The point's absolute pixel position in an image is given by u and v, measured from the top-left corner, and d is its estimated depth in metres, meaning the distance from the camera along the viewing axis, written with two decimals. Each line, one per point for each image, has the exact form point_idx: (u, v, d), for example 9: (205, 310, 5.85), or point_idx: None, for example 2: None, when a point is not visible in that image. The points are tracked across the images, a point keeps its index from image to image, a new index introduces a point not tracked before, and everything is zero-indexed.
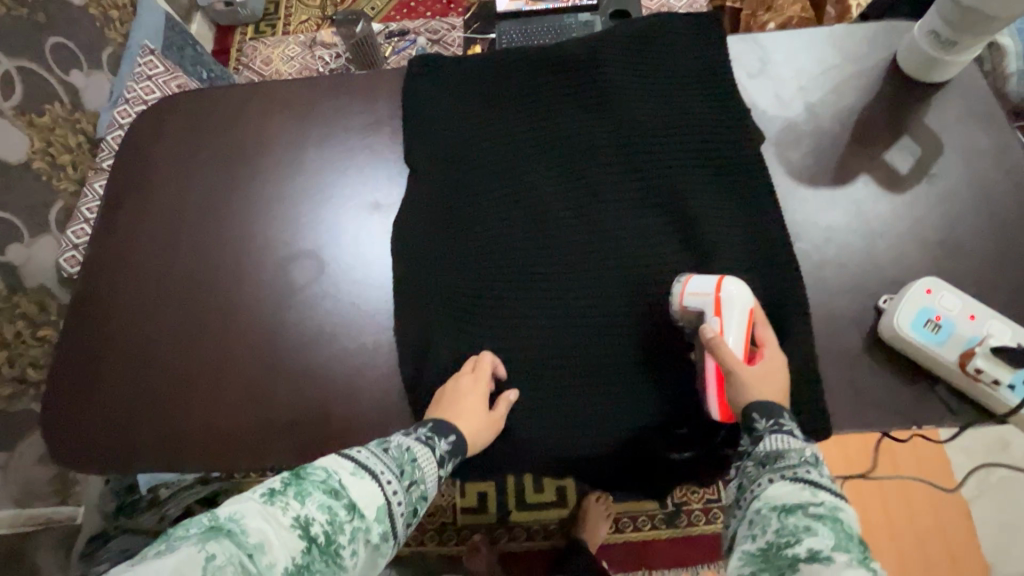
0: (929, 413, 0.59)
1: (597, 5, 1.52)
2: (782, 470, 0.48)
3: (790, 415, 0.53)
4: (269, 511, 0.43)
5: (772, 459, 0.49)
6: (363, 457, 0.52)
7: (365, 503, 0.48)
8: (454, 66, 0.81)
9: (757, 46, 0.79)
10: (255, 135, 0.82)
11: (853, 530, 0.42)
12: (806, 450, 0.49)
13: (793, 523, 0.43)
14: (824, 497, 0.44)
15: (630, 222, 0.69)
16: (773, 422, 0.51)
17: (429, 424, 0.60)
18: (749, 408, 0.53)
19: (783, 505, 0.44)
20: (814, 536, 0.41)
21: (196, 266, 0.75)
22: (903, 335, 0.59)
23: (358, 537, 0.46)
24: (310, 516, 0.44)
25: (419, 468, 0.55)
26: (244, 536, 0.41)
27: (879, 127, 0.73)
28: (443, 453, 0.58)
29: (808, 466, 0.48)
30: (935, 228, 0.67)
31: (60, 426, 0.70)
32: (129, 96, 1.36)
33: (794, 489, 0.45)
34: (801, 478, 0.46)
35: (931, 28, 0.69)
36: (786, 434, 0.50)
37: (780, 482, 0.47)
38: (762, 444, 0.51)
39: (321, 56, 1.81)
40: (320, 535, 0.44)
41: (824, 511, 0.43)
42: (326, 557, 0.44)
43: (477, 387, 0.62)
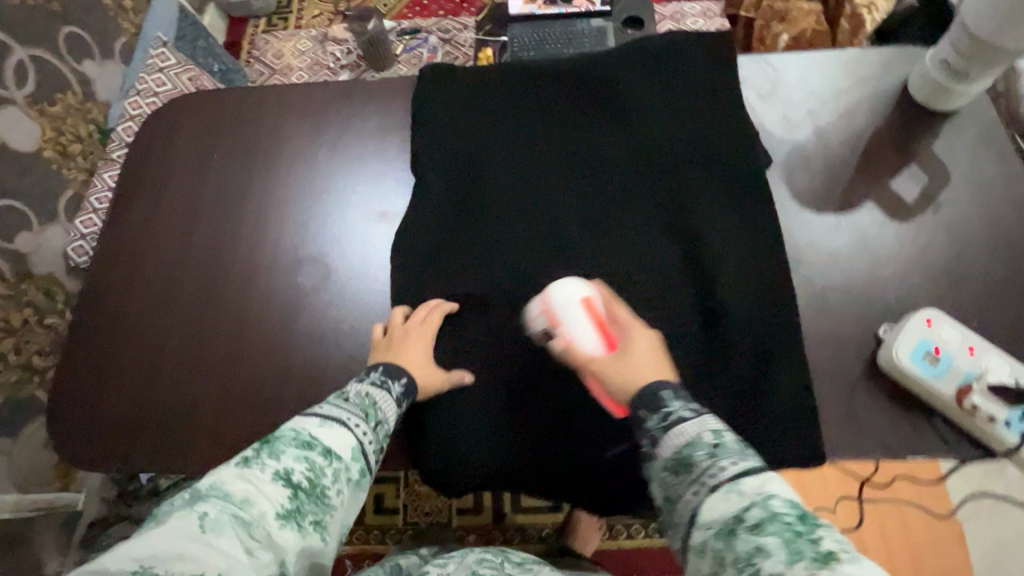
0: (925, 444, 0.59)
1: (610, 11, 1.51)
2: (700, 479, 0.46)
3: (669, 392, 0.54)
4: (249, 473, 0.47)
5: (686, 467, 0.48)
6: (328, 411, 0.56)
7: (340, 447, 0.53)
8: (466, 75, 0.81)
9: (768, 67, 0.80)
10: (266, 138, 0.82)
11: (790, 513, 0.41)
12: (706, 435, 0.49)
13: (743, 551, 0.40)
14: (748, 491, 0.43)
15: (634, 239, 0.70)
16: (661, 417, 0.52)
17: (379, 368, 0.63)
18: (634, 405, 0.54)
19: (723, 529, 0.42)
20: (768, 558, 0.38)
21: (204, 268, 0.76)
22: (901, 367, 0.59)
23: (340, 477, 0.52)
24: (289, 467, 0.48)
25: (381, 411, 0.59)
26: (230, 494, 0.45)
27: (886, 153, 0.73)
28: (398, 395, 0.62)
29: (716, 460, 0.47)
30: (939, 257, 0.67)
31: (67, 421, 0.71)
32: (140, 87, 1.36)
33: (723, 500, 0.44)
34: (719, 481, 0.45)
35: (942, 58, 0.69)
36: (679, 425, 0.50)
37: (706, 496, 0.45)
38: (664, 445, 0.50)
39: (332, 51, 1.81)
40: (304, 480, 0.49)
41: (760, 513, 0.41)
42: (314, 498, 0.49)
43: (425, 335, 0.66)
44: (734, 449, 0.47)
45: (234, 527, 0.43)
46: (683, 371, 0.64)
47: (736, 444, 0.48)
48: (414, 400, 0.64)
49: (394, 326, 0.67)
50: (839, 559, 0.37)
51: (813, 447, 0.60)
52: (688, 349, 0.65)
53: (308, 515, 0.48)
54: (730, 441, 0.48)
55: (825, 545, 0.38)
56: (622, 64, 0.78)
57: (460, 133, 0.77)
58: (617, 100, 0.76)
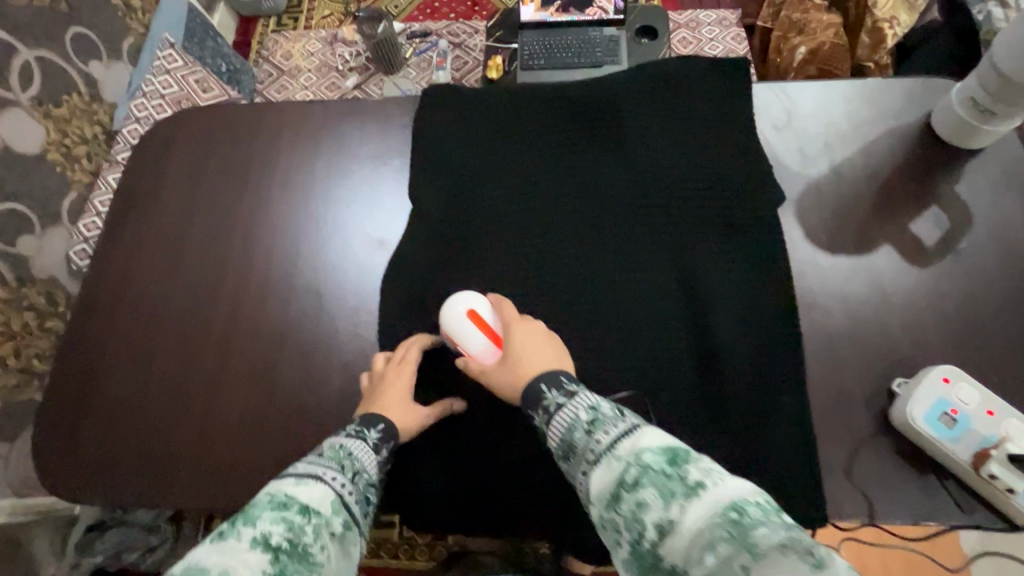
0: (938, 508, 0.57)
1: (624, 20, 1.47)
2: (584, 457, 0.47)
3: (546, 382, 0.55)
4: (222, 546, 0.42)
5: (572, 450, 0.49)
6: (301, 470, 0.52)
7: (319, 502, 0.49)
8: (471, 98, 0.79)
9: (784, 96, 0.76)
10: (264, 158, 0.81)
11: (657, 455, 0.43)
12: (583, 414, 0.50)
13: (628, 511, 0.41)
14: (623, 453, 0.44)
15: (637, 278, 0.68)
16: (544, 412, 0.53)
17: (359, 419, 0.61)
18: (523, 406, 0.56)
19: (608, 497, 0.43)
20: (649, 510, 0.40)
21: (194, 292, 0.75)
22: (914, 425, 0.56)
23: (322, 534, 0.47)
24: (266, 532, 0.44)
25: (358, 461, 0.56)
26: (204, 572, 0.40)
27: (905, 193, 0.69)
28: (376, 442, 0.59)
29: (592, 434, 0.47)
30: (960, 306, 0.64)
31: (54, 449, 0.71)
32: (146, 88, 1.34)
33: (604, 469, 0.45)
34: (598, 453, 0.46)
35: (969, 93, 0.66)
36: (560, 410, 0.51)
37: (591, 471, 0.46)
38: (552, 434, 0.51)
39: (341, 53, 1.75)
40: (283, 542, 0.44)
41: (632, 469, 0.42)
42: (296, 558, 0.44)
43: (404, 373, 0.64)
44: (607, 417, 0.48)
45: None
46: (681, 419, 0.63)
47: (610, 409, 0.50)
48: (395, 445, 0.61)
49: (375, 369, 0.65)
50: (704, 486, 0.39)
51: (817, 506, 0.58)
52: (687, 396, 0.63)
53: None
54: (604, 409, 0.49)
55: (692, 478, 0.40)
56: (632, 92, 0.76)
57: (463, 160, 0.75)
58: (625, 130, 0.74)
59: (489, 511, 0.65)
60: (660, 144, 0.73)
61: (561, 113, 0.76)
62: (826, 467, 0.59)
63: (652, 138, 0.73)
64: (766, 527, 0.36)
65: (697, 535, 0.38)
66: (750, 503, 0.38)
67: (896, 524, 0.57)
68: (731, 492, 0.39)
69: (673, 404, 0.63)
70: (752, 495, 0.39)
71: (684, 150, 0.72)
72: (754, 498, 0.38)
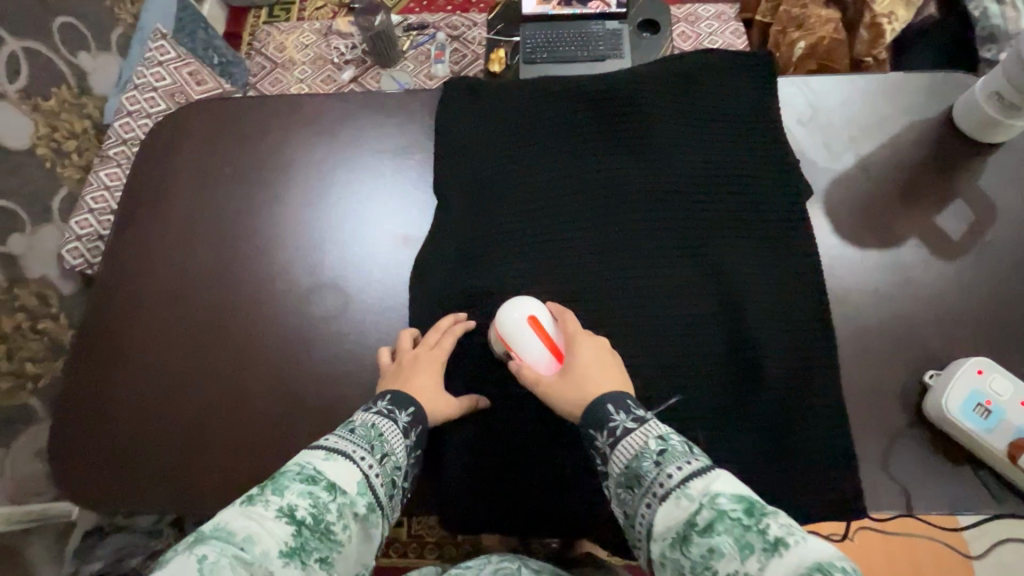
0: (971, 496, 0.58)
1: (627, 14, 1.40)
2: (651, 490, 0.47)
3: (613, 404, 0.53)
4: (250, 511, 0.43)
5: (637, 480, 0.48)
6: (333, 443, 0.51)
7: (345, 481, 0.48)
8: (494, 92, 0.77)
9: (808, 91, 0.77)
10: (280, 154, 0.79)
11: (734, 503, 0.42)
12: (652, 444, 0.49)
13: (698, 555, 0.41)
14: (696, 494, 0.44)
15: (669, 274, 0.67)
16: (608, 433, 0.52)
17: (388, 397, 0.59)
18: (583, 426, 0.54)
19: (678, 537, 0.43)
20: (724, 560, 0.39)
21: (213, 295, 0.73)
22: (951, 418, 0.58)
23: (346, 513, 0.47)
24: (293, 503, 0.44)
25: (387, 442, 0.54)
26: (231, 535, 0.41)
27: (931, 187, 0.70)
28: (406, 424, 0.58)
29: (662, 467, 0.47)
30: (987, 297, 0.65)
31: (72, 459, 0.69)
32: (138, 81, 1.27)
33: (674, 507, 0.44)
34: (668, 489, 0.45)
35: (995, 89, 0.66)
36: (625, 439, 0.51)
37: (656, 506, 0.46)
38: (614, 461, 0.51)
39: (336, 45, 1.65)
40: (308, 517, 0.44)
41: (707, 513, 0.42)
42: (318, 535, 0.44)
43: (437, 360, 0.63)
44: (678, 452, 0.48)
45: (234, 569, 0.39)
46: (723, 415, 0.62)
47: (682, 443, 0.49)
48: (424, 428, 0.60)
49: (403, 352, 0.65)
50: (786, 543, 0.38)
51: (856, 498, 0.59)
52: (727, 393, 0.62)
53: (313, 554, 0.43)
54: (674, 442, 0.49)
55: (772, 532, 0.39)
56: (659, 85, 0.75)
57: (489, 155, 0.74)
58: (653, 122, 0.73)
59: (526, 507, 0.64)
60: (690, 138, 0.72)
61: (588, 106, 0.75)
62: (861, 459, 0.60)
63: (681, 131, 0.72)
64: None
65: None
66: (838, 567, 0.36)
67: (931, 514, 0.58)
68: (817, 553, 0.37)
69: (713, 400, 0.62)
70: (840, 560, 0.37)
71: (714, 144, 0.72)
72: (843, 563, 0.37)
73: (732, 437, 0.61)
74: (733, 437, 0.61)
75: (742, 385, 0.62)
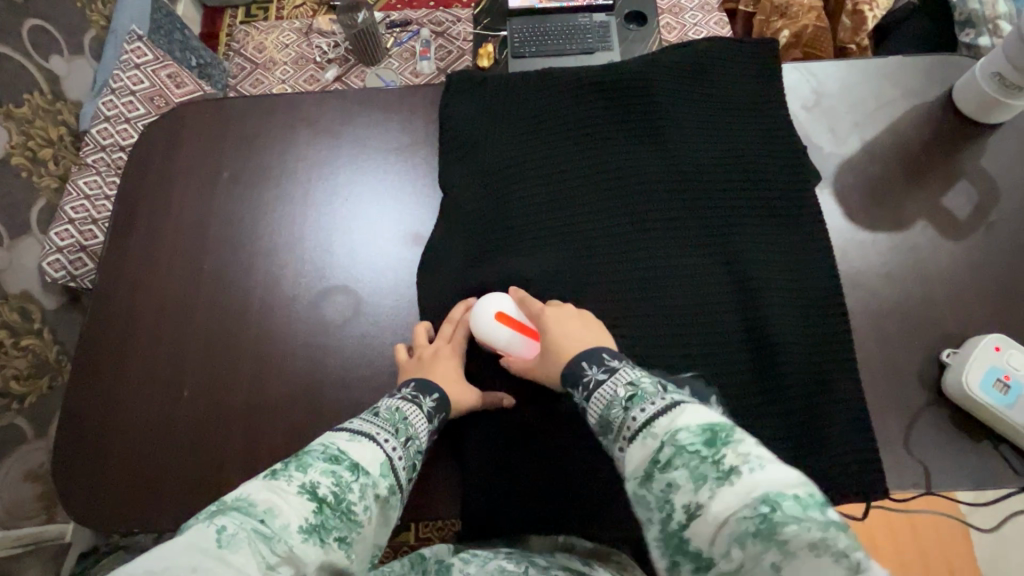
0: (993, 471, 0.59)
1: (613, 6, 1.31)
2: (620, 432, 0.46)
3: (587, 359, 0.53)
4: (273, 485, 0.44)
5: (609, 426, 0.47)
6: (356, 426, 0.52)
7: (368, 462, 0.49)
8: (498, 85, 0.76)
9: (811, 76, 0.77)
10: (281, 154, 0.78)
11: (691, 433, 0.41)
12: (622, 391, 0.48)
13: (659, 490, 0.40)
14: (658, 431, 0.42)
15: (688, 264, 0.65)
16: (583, 388, 0.51)
17: (412, 383, 0.60)
18: (563, 382, 0.54)
19: (643, 474, 0.42)
20: (681, 491, 0.39)
21: (218, 303, 0.71)
22: (973, 393, 0.59)
23: (368, 494, 0.47)
24: (315, 481, 0.45)
25: (411, 426, 0.55)
26: (253, 507, 0.42)
27: (934, 168, 0.71)
28: (430, 410, 0.58)
29: (630, 410, 0.46)
30: (995, 275, 0.66)
31: (81, 476, 0.66)
32: (114, 85, 1.19)
33: (640, 446, 0.43)
34: (634, 431, 0.44)
35: (996, 70, 0.67)
36: (603, 390, 0.49)
37: (627, 448, 0.44)
38: (591, 411, 0.50)
39: (318, 44, 1.59)
40: (330, 495, 0.45)
41: (668, 449, 0.41)
42: (339, 515, 0.44)
43: (456, 352, 0.64)
44: (646, 393, 0.46)
45: (253, 541, 0.39)
46: (751, 403, 0.61)
47: (652, 384, 0.47)
48: (447, 415, 0.60)
49: (422, 346, 0.64)
50: (738, 471, 0.37)
51: (887, 479, 0.59)
52: (755, 381, 0.62)
53: (332, 532, 0.44)
54: (645, 385, 0.47)
55: (728, 462, 0.38)
56: (666, 74, 0.74)
57: (498, 149, 0.72)
58: (661, 110, 0.72)
59: (554, 508, 0.61)
60: (701, 126, 0.71)
61: (596, 96, 0.74)
62: (888, 440, 0.60)
63: (692, 120, 0.72)
64: (797, 524, 0.34)
65: (722, 522, 0.36)
66: (788, 496, 0.35)
67: (957, 489, 0.59)
68: (767, 481, 0.36)
69: (742, 389, 0.61)
70: (792, 488, 0.36)
71: (724, 132, 0.71)
72: (794, 491, 0.36)
73: (761, 425, 0.60)
74: (763, 425, 0.60)
75: (772, 373, 0.61)
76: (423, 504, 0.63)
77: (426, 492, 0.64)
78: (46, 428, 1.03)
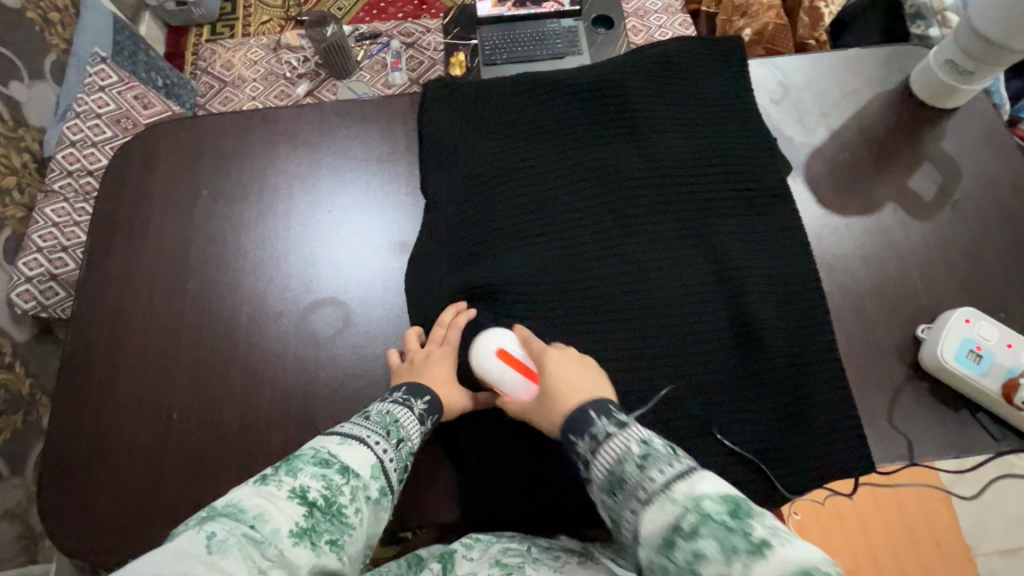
0: (973, 438, 0.62)
1: (581, 10, 1.33)
2: (634, 494, 0.46)
3: (595, 409, 0.52)
4: (264, 490, 0.45)
5: (620, 484, 0.47)
6: (348, 430, 0.53)
7: (358, 465, 0.50)
8: (475, 91, 0.77)
9: (777, 71, 0.81)
10: (260, 169, 0.77)
11: (712, 503, 0.42)
12: (634, 447, 0.48)
13: (683, 560, 0.40)
14: (679, 497, 0.43)
15: (672, 257, 0.67)
16: (590, 439, 0.51)
17: (403, 387, 0.60)
18: (566, 430, 0.53)
19: (663, 541, 0.42)
20: (707, 562, 0.39)
21: (204, 323, 0.70)
22: (950, 365, 0.61)
23: (358, 496, 0.49)
24: (305, 485, 0.46)
25: (403, 428, 0.56)
26: (244, 512, 0.42)
27: (899, 153, 0.74)
28: (422, 412, 0.58)
29: (645, 470, 0.46)
30: (961, 252, 0.69)
31: (68, 508, 0.65)
32: (79, 109, 1.17)
33: (659, 511, 0.43)
34: (651, 492, 0.45)
35: (949, 58, 0.70)
36: (609, 444, 0.49)
37: (642, 510, 0.44)
38: (597, 466, 0.49)
39: (287, 60, 1.58)
40: (320, 498, 0.46)
41: (691, 517, 0.41)
42: (330, 517, 0.46)
43: (449, 354, 0.64)
44: (661, 454, 0.47)
45: (244, 546, 0.40)
46: (740, 389, 0.62)
47: (663, 446, 0.48)
48: (439, 417, 0.60)
49: (413, 350, 0.64)
50: (769, 546, 0.38)
51: (873, 454, 0.61)
52: (744, 367, 0.63)
53: (323, 535, 0.44)
54: (658, 446, 0.48)
55: (757, 534, 0.39)
56: (639, 72, 0.75)
57: (479, 154, 0.73)
58: (636, 108, 0.73)
59: (557, 508, 0.61)
60: (675, 123, 0.73)
61: (572, 99, 0.75)
62: (872, 415, 0.63)
63: (666, 118, 0.74)
64: None
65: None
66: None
67: (941, 459, 0.61)
68: (802, 557, 0.37)
69: (731, 375, 0.63)
70: (827, 566, 0.37)
71: (698, 128, 0.73)
72: (832, 570, 0.37)
73: (751, 410, 0.62)
74: (753, 410, 0.62)
75: (760, 357, 0.63)
76: (424, 509, 0.63)
77: (427, 497, 0.64)
78: (22, 466, 0.98)
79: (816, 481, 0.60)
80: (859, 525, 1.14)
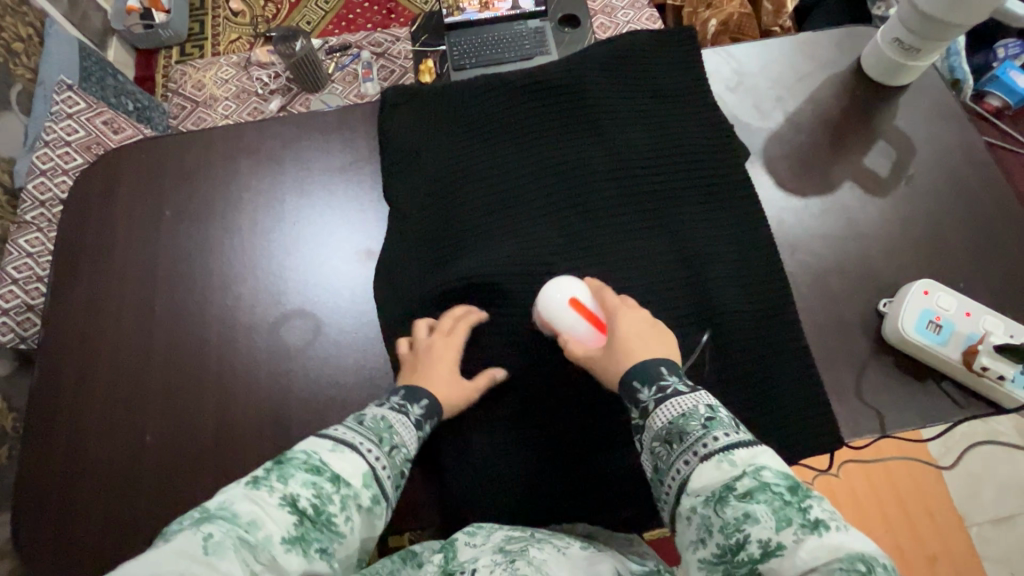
0: (939, 406, 0.63)
1: (546, 11, 1.32)
2: (692, 447, 0.46)
3: (666, 366, 0.53)
4: (256, 496, 0.44)
5: (679, 435, 0.48)
6: (340, 434, 0.52)
7: (350, 473, 0.49)
8: (435, 95, 0.77)
9: (730, 58, 0.82)
10: (226, 185, 0.77)
11: (776, 480, 0.42)
12: (701, 408, 0.49)
13: (733, 517, 0.41)
14: (741, 462, 0.44)
15: (634, 248, 0.67)
16: (656, 389, 0.51)
17: (399, 392, 0.60)
18: (627, 377, 0.53)
19: (714, 497, 0.43)
20: (757, 524, 0.40)
21: (174, 344, 0.70)
22: (909, 338, 0.63)
23: (350, 505, 0.48)
24: (296, 493, 0.45)
25: (398, 434, 0.55)
26: (237, 517, 0.42)
27: (855, 133, 0.76)
28: (418, 417, 0.58)
29: (709, 428, 0.47)
30: (920, 225, 0.71)
31: (47, 536, 0.64)
32: (47, 138, 1.16)
33: (716, 468, 0.44)
34: (711, 450, 0.45)
35: (895, 36, 0.72)
36: (673, 398, 0.50)
37: (699, 464, 0.45)
38: (653, 416, 0.50)
39: (258, 77, 1.58)
40: (310, 508, 0.45)
41: (749, 484, 0.42)
42: (319, 526, 0.45)
43: (453, 345, 0.63)
44: (725, 421, 0.47)
45: (239, 549, 0.40)
46: (708, 373, 0.63)
47: (728, 415, 0.49)
48: (437, 421, 0.60)
49: (417, 345, 0.63)
50: (827, 526, 0.38)
51: (843, 429, 0.62)
52: (713, 351, 0.64)
53: (313, 543, 0.45)
54: (723, 413, 0.48)
55: (814, 513, 0.39)
56: (594, 66, 0.76)
57: (441, 157, 0.73)
58: (595, 104, 0.74)
59: (538, 503, 0.61)
60: (633, 114, 0.74)
61: (529, 96, 0.75)
62: (841, 391, 0.64)
63: (622, 110, 0.74)
64: None
65: (808, 568, 0.37)
66: (879, 564, 0.37)
67: (910, 430, 0.62)
68: (858, 544, 0.38)
69: (699, 361, 0.63)
70: (879, 556, 0.37)
71: (655, 117, 0.74)
72: (881, 560, 0.37)
73: (720, 393, 0.62)
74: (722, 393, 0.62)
75: (727, 340, 0.64)
76: (404, 513, 0.64)
77: (408, 503, 0.64)
78: None
79: (787, 457, 0.61)
80: (853, 502, 1.15)
